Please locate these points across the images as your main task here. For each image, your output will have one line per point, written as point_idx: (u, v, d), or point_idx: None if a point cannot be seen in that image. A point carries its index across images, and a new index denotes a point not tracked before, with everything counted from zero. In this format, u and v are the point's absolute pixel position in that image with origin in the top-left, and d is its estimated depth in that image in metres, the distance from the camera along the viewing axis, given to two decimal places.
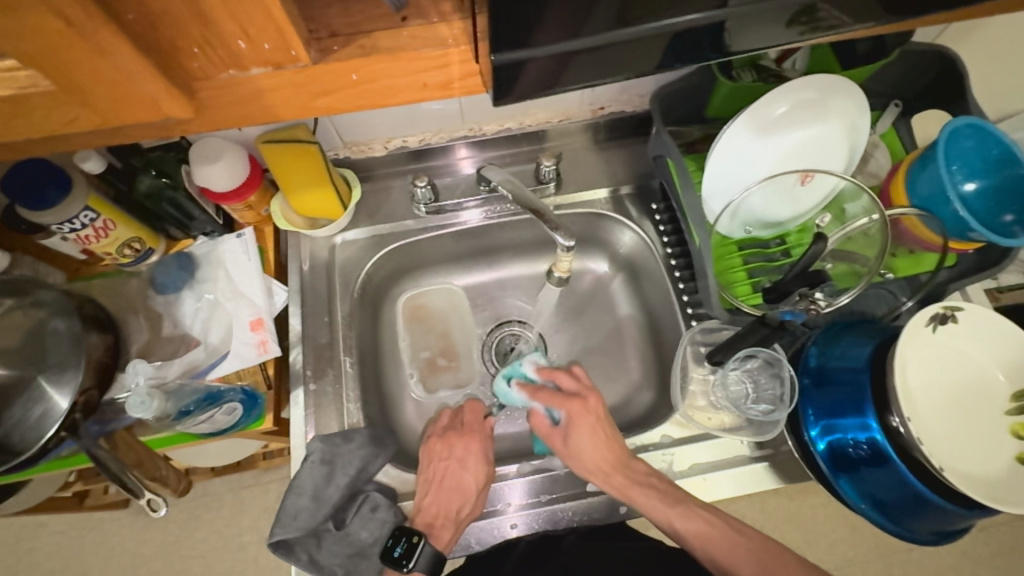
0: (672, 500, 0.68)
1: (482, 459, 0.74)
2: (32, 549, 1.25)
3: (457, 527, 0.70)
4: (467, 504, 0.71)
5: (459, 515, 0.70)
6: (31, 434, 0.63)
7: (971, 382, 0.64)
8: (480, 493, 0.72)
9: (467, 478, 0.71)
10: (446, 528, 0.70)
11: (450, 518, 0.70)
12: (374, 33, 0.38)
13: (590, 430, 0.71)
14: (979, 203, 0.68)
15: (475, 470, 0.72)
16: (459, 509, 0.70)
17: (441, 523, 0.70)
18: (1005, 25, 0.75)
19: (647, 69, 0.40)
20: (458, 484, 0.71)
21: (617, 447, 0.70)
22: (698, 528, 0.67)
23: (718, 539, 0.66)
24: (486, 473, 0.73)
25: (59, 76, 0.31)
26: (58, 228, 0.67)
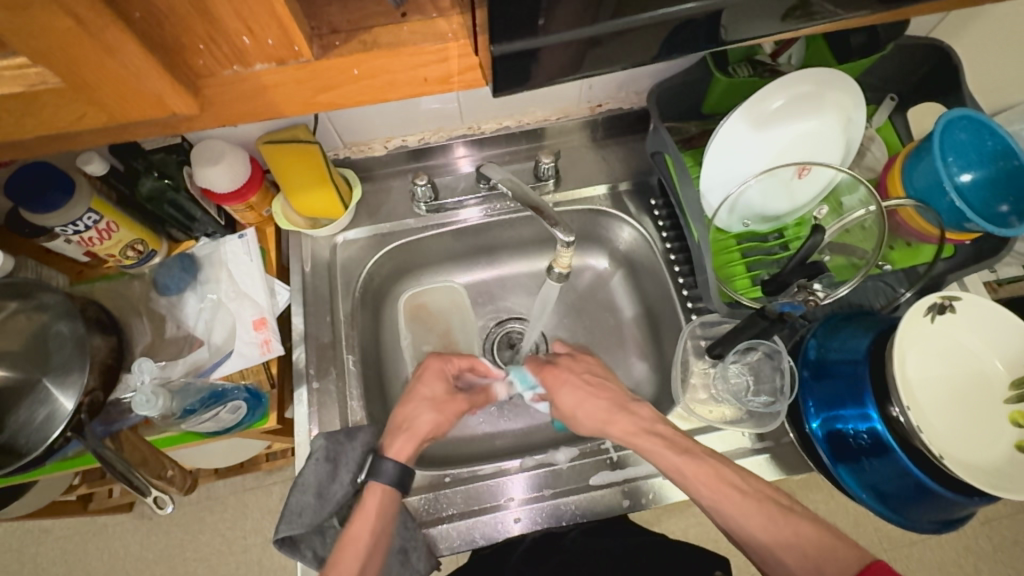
0: (678, 448, 0.65)
1: (442, 379, 0.76)
2: (36, 554, 1.25)
3: (419, 441, 0.70)
4: (426, 420, 0.72)
5: (418, 428, 0.71)
6: (37, 435, 0.64)
7: (970, 370, 0.65)
8: (441, 414, 0.73)
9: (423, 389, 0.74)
10: (407, 443, 0.70)
11: (410, 433, 0.71)
12: (374, 29, 0.39)
13: (584, 379, 0.74)
14: (976, 194, 0.68)
15: (431, 385, 0.75)
16: (417, 422, 0.72)
17: (399, 436, 0.70)
18: (998, 19, 0.76)
19: (647, 58, 0.41)
20: (419, 400, 0.73)
21: (614, 391, 0.72)
22: (706, 478, 0.62)
23: (723, 490, 0.62)
24: (456, 403, 0.75)
25: (68, 73, 0.32)
26: (62, 230, 0.68)
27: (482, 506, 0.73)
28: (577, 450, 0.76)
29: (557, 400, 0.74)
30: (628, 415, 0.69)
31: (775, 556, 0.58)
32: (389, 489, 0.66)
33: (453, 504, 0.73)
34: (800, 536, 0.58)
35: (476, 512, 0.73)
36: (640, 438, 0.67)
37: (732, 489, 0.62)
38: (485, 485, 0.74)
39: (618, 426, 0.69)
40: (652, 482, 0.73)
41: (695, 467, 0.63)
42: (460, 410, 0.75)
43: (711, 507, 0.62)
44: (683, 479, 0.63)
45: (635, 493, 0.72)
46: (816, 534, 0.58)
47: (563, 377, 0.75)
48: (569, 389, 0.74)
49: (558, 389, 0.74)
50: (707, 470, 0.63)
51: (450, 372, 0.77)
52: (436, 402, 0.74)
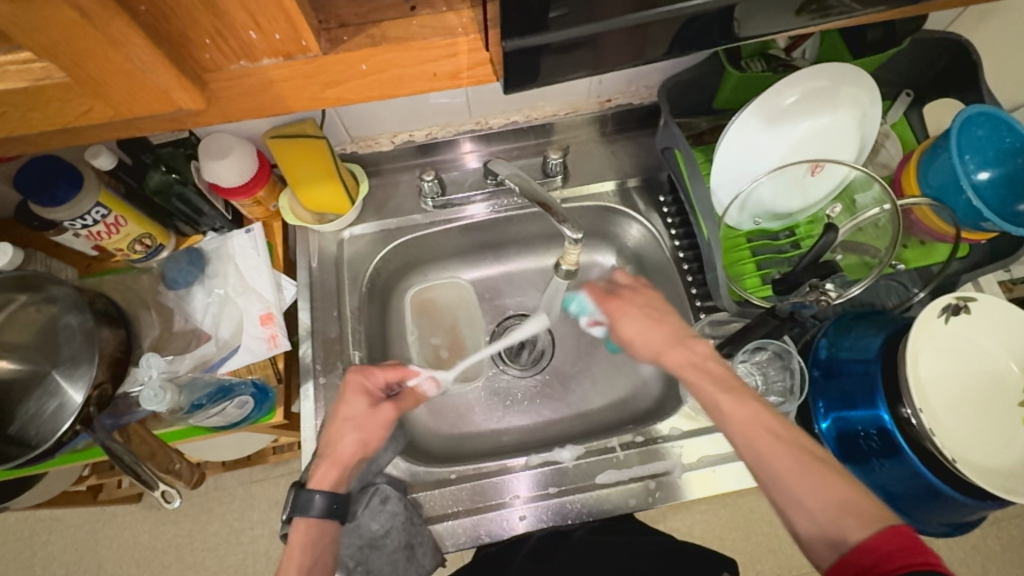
0: (723, 385, 0.58)
1: (363, 394, 0.69)
2: (48, 542, 1.27)
3: (344, 466, 0.66)
4: (349, 442, 0.66)
5: (340, 453, 0.66)
6: (46, 427, 0.65)
7: (984, 372, 0.64)
8: (363, 433, 0.67)
9: (344, 410, 0.67)
10: (332, 469, 0.65)
11: (334, 458, 0.66)
12: (383, 23, 0.38)
13: (645, 312, 0.68)
14: (994, 192, 0.67)
15: (351, 403, 0.68)
16: (337, 446, 0.66)
17: (321, 463, 0.65)
18: (1019, 12, 0.74)
19: (657, 55, 0.40)
20: (342, 428, 0.67)
21: (676, 325, 0.66)
22: (744, 420, 0.55)
23: (757, 429, 0.54)
24: (381, 416, 0.68)
25: (73, 66, 0.31)
26: (70, 224, 0.68)
27: (487, 504, 0.73)
28: (584, 448, 0.75)
29: (618, 329, 0.69)
30: (685, 347, 0.63)
31: (807, 509, 0.49)
32: (319, 522, 0.63)
33: (459, 501, 0.73)
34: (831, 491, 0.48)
35: (480, 509, 0.73)
36: (689, 373, 0.61)
37: (766, 430, 0.53)
38: (489, 483, 0.74)
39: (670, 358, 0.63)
40: (660, 481, 0.72)
41: (736, 406, 0.56)
42: (387, 422, 0.69)
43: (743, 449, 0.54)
44: (718, 415, 0.56)
45: (641, 492, 0.72)
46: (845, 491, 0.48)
47: (625, 308, 0.69)
48: (630, 318, 0.68)
49: (619, 319, 0.69)
50: (749, 408, 0.55)
51: (373, 385, 0.70)
52: (358, 421, 0.67)
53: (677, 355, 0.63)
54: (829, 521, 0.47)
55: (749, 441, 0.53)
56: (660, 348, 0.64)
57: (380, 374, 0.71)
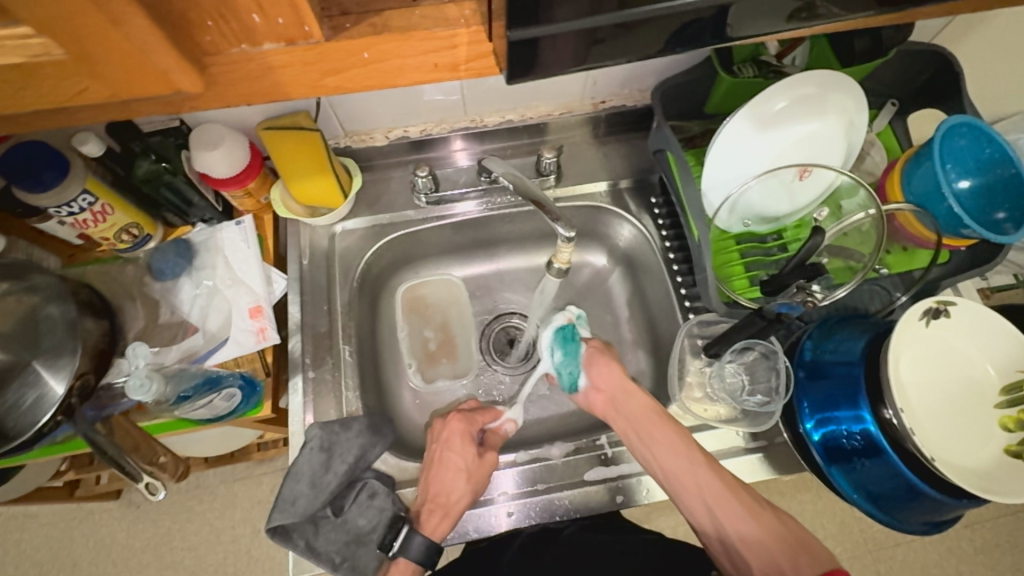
0: (678, 429, 0.69)
1: (468, 442, 0.73)
2: (20, 540, 1.24)
3: (456, 516, 0.68)
4: (461, 493, 0.68)
5: (453, 504, 0.68)
6: (25, 419, 0.63)
7: (962, 375, 0.65)
8: (475, 483, 0.70)
9: (452, 456, 0.70)
10: (444, 519, 0.68)
11: (445, 509, 0.68)
12: (385, 12, 0.39)
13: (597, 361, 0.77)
14: (973, 201, 0.69)
15: (461, 451, 0.71)
16: (451, 497, 0.68)
17: (433, 512, 0.68)
18: (1000, 27, 0.76)
19: (649, 53, 0.41)
20: (448, 493, 0.68)
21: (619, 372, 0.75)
22: (679, 463, 0.67)
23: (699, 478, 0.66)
24: (487, 463, 0.71)
25: (72, 43, 0.31)
26: (56, 212, 0.67)
27: (475, 500, 0.73)
28: (572, 445, 0.76)
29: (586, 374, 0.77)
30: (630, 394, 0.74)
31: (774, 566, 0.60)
32: (416, 564, 0.67)
33: None
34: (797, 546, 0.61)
35: (469, 505, 0.73)
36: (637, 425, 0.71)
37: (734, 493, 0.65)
38: None
39: (635, 403, 0.72)
40: (645, 478, 0.73)
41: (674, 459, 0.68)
42: (492, 469, 0.71)
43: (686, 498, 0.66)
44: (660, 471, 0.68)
45: (629, 489, 0.73)
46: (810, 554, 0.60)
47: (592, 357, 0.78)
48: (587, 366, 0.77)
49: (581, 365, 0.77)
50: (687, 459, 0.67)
51: (474, 432, 0.74)
52: (468, 472, 0.70)
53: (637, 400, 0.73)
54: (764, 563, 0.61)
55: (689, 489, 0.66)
56: (620, 396, 0.74)
57: (479, 422, 0.75)
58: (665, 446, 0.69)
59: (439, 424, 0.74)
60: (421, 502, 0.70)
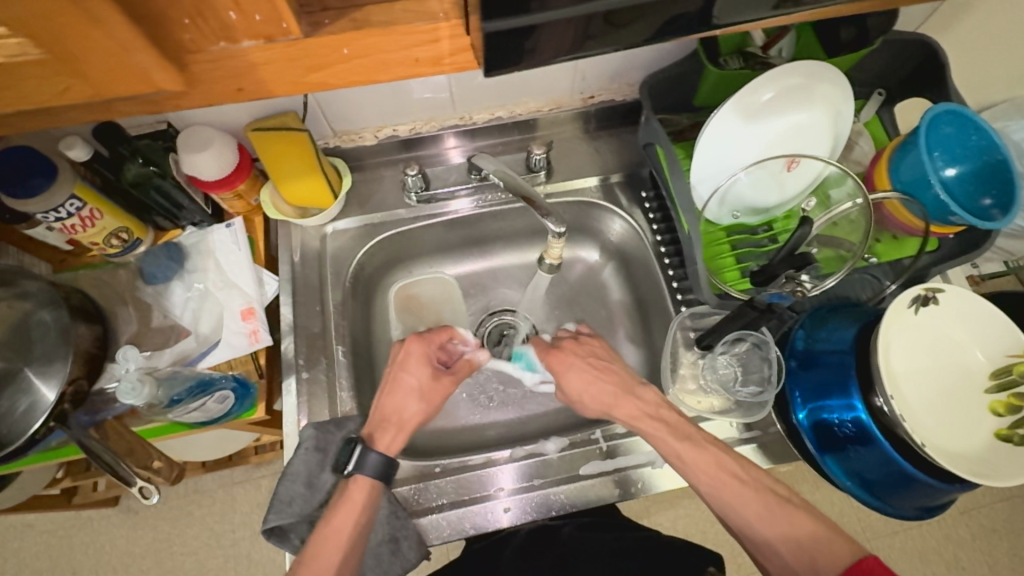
0: (681, 435, 0.66)
1: (426, 364, 0.74)
2: (19, 549, 1.24)
3: (409, 432, 0.70)
4: (415, 410, 0.71)
5: (407, 420, 0.70)
6: (17, 426, 0.62)
7: (952, 361, 0.66)
8: (427, 403, 0.72)
9: (406, 377, 0.72)
10: (397, 435, 0.69)
11: (399, 425, 0.70)
12: (365, 7, 0.39)
13: (589, 363, 0.74)
14: (960, 187, 0.69)
15: (416, 372, 0.73)
16: (405, 414, 0.70)
17: (388, 429, 0.69)
18: (984, 15, 0.77)
19: (640, 41, 0.41)
20: (400, 411, 0.70)
21: (621, 374, 0.72)
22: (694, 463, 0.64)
23: (723, 476, 0.63)
24: (442, 386, 0.74)
25: (49, 44, 0.31)
26: (44, 217, 0.66)
27: (472, 496, 0.73)
28: (567, 440, 0.76)
29: (563, 383, 0.74)
30: (635, 398, 0.70)
31: (772, 548, 0.59)
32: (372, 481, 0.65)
33: (445, 494, 0.73)
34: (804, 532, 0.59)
35: (466, 502, 0.73)
36: (645, 421, 0.68)
37: (732, 477, 0.63)
38: (473, 475, 0.74)
39: (622, 409, 0.69)
40: (640, 471, 0.73)
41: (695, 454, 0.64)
42: (446, 394, 0.74)
43: (712, 496, 0.63)
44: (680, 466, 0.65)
45: (625, 483, 0.73)
46: (811, 527, 0.59)
47: (570, 361, 0.75)
48: (573, 367, 0.74)
49: (564, 373, 0.74)
50: (709, 457, 0.64)
51: (432, 355, 0.75)
52: (421, 391, 0.72)
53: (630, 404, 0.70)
54: (794, 554, 0.58)
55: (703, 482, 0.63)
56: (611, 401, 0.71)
57: (437, 344, 0.76)
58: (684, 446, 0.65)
59: (398, 345, 0.75)
60: (370, 421, 0.70)
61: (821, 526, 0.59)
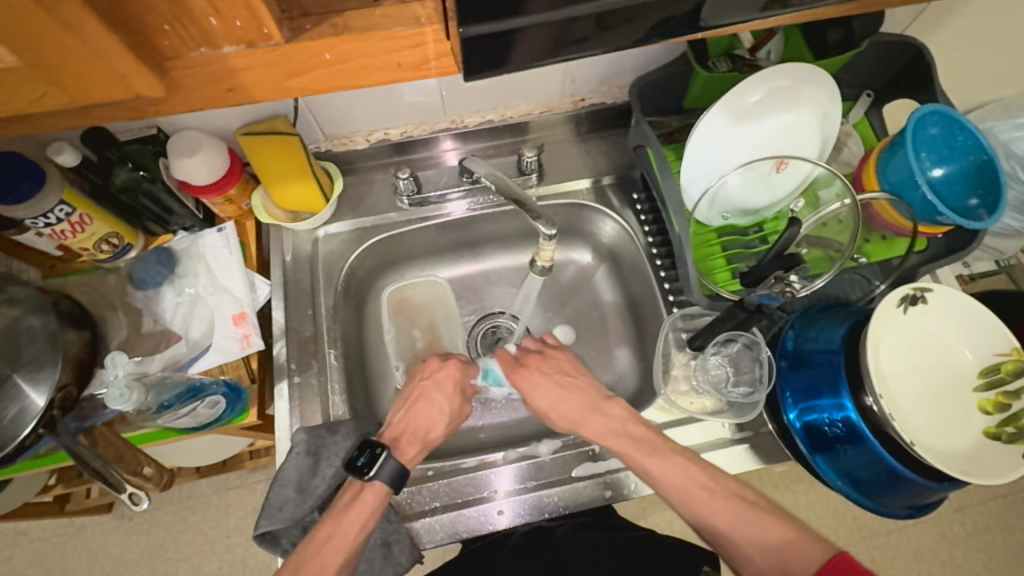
0: (647, 449, 0.66)
1: (458, 390, 0.74)
2: (11, 557, 1.23)
3: (426, 448, 0.70)
4: (437, 429, 0.71)
5: (430, 437, 0.71)
6: (5, 433, 0.62)
7: (940, 360, 0.66)
8: (450, 426, 0.72)
9: (442, 400, 0.72)
10: (413, 447, 0.69)
11: (420, 439, 0.70)
12: (346, 12, 0.39)
13: (555, 380, 0.74)
14: (947, 187, 0.70)
15: (450, 395, 0.73)
16: (430, 431, 0.71)
17: (409, 440, 0.70)
18: (969, 16, 0.78)
19: (629, 43, 0.41)
20: (426, 427, 0.71)
21: (587, 389, 0.72)
22: (666, 474, 0.64)
23: (690, 486, 0.63)
24: (463, 413, 0.74)
25: (26, 52, 0.31)
26: (32, 223, 0.66)
27: (466, 499, 0.73)
28: (559, 442, 0.77)
29: (530, 402, 0.74)
30: (600, 415, 0.70)
31: (743, 555, 0.59)
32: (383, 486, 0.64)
33: (438, 497, 0.73)
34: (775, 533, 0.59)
35: (459, 505, 0.73)
36: (611, 439, 0.68)
37: (699, 488, 0.63)
38: (468, 478, 0.74)
39: (589, 428, 0.70)
40: (634, 472, 0.73)
41: (661, 466, 0.65)
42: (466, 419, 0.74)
43: (680, 505, 0.63)
44: (652, 479, 0.65)
45: (618, 484, 0.73)
46: (784, 531, 0.58)
47: (536, 379, 0.75)
48: (539, 386, 0.74)
49: (530, 392, 0.74)
50: (676, 469, 0.64)
51: (466, 382, 0.75)
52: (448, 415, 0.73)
53: (598, 422, 0.71)
54: (767, 562, 0.57)
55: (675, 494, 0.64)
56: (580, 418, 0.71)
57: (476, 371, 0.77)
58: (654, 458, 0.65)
59: (436, 363, 0.75)
60: (393, 429, 0.70)
61: (793, 528, 0.58)
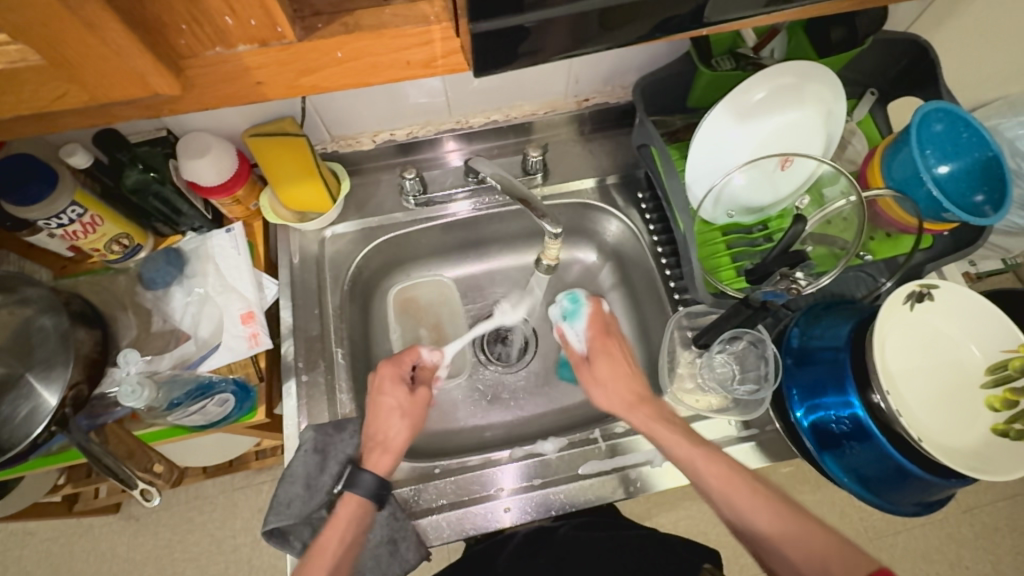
0: (694, 446, 0.65)
1: (399, 382, 0.71)
2: (20, 557, 1.24)
3: (396, 452, 0.67)
4: (398, 429, 0.68)
5: (392, 440, 0.68)
6: (19, 431, 0.63)
7: (947, 357, 0.66)
8: (410, 419, 0.69)
9: (385, 400, 0.70)
10: (384, 454, 0.67)
11: (386, 446, 0.68)
12: (356, 11, 0.39)
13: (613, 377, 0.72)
14: (953, 184, 0.70)
15: (393, 392, 0.70)
16: (388, 434, 0.68)
17: (374, 450, 0.67)
18: (974, 14, 0.78)
19: (632, 39, 0.41)
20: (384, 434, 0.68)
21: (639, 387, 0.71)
22: (713, 473, 0.63)
23: (732, 487, 0.62)
24: (420, 400, 0.71)
25: (48, 51, 0.31)
26: (45, 224, 0.67)
27: (471, 497, 0.73)
28: (566, 440, 0.76)
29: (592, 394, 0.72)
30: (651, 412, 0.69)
31: (781, 556, 0.57)
32: (365, 499, 0.64)
33: (444, 495, 0.73)
34: (812, 538, 0.57)
35: (465, 503, 0.73)
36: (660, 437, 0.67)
37: (742, 486, 0.62)
38: (473, 476, 0.74)
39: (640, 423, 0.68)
40: (640, 470, 0.73)
41: (707, 465, 0.63)
42: (426, 403, 0.71)
43: (725, 506, 0.62)
44: (696, 476, 0.64)
45: (623, 482, 0.73)
46: (821, 536, 0.56)
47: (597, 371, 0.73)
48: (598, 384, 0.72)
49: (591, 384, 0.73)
50: (723, 469, 0.63)
51: (403, 371, 0.73)
52: (403, 410, 0.70)
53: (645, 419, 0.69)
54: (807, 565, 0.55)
55: (723, 494, 0.62)
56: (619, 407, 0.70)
57: (407, 359, 0.74)
58: (701, 457, 0.64)
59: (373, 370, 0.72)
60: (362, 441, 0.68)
61: (829, 536, 0.57)
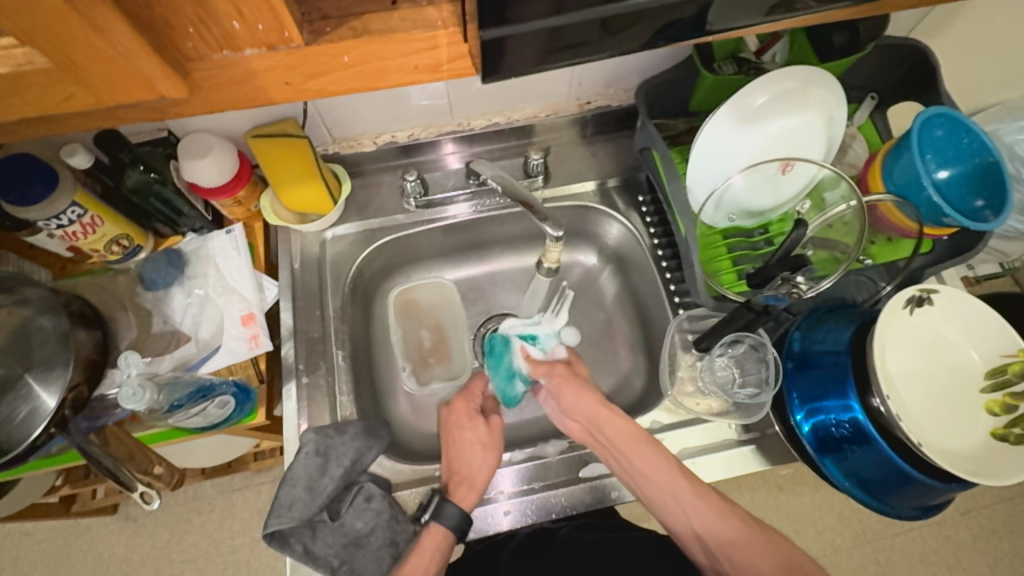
0: (669, 470, 0.66)
1: (474, 416, 0.75)
2: (16, 557, 1.23)
3: (480, 487, 0.70)
4: (480, 464, 0.71)
5: (476, 476, 0.70)
6: (18, 432, 0.63)
7: (947, 361, 0.66)
8: (490, 451, 0.72)
9: (467, 435, 0.73)
10: (469, 490, 0.69)
11: (470, 480, 0.70)
12: (365, 15, 0.39)
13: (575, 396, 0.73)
14: (953, 189, 0.70)
15: (474, 428, 0.74)
16: (473, 469, 0.70)
17: (460, 485, 0.70)
18: (973, 20, 0.78)
19: (635, 47, 0.41)
20: (468, 470, 0.71)
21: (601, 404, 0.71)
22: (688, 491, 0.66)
23: (705, 503, 0.65)
24: (495, 429, 0.74)
25: (55, 54, 0.31)
26: (45, 224, 0.67)
27: None
28: (567, 443, 0.77)
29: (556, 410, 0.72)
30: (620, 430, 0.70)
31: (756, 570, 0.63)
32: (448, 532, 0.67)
33: None
34: (778, 549, 0.64)
35: None
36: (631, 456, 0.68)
37: (712, 502, 0.65)
38: None
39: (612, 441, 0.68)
40: None
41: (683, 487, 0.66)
42: (502, 431, 0.75)
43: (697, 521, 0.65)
44: (672, 496, 0.66)
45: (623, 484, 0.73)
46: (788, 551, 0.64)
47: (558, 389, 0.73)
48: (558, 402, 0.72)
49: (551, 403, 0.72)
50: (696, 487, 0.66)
51: (475, 405, 0.77)
52: (483, 444, 0.73)
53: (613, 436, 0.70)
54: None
55: (696, 511, 0.65)
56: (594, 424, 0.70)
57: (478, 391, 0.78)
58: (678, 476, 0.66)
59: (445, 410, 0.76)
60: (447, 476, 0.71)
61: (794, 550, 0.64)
